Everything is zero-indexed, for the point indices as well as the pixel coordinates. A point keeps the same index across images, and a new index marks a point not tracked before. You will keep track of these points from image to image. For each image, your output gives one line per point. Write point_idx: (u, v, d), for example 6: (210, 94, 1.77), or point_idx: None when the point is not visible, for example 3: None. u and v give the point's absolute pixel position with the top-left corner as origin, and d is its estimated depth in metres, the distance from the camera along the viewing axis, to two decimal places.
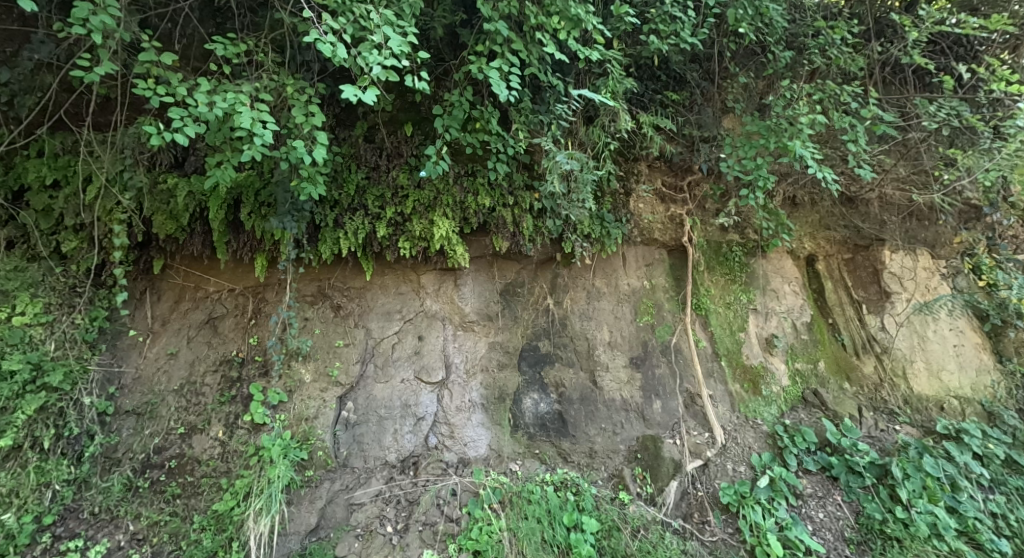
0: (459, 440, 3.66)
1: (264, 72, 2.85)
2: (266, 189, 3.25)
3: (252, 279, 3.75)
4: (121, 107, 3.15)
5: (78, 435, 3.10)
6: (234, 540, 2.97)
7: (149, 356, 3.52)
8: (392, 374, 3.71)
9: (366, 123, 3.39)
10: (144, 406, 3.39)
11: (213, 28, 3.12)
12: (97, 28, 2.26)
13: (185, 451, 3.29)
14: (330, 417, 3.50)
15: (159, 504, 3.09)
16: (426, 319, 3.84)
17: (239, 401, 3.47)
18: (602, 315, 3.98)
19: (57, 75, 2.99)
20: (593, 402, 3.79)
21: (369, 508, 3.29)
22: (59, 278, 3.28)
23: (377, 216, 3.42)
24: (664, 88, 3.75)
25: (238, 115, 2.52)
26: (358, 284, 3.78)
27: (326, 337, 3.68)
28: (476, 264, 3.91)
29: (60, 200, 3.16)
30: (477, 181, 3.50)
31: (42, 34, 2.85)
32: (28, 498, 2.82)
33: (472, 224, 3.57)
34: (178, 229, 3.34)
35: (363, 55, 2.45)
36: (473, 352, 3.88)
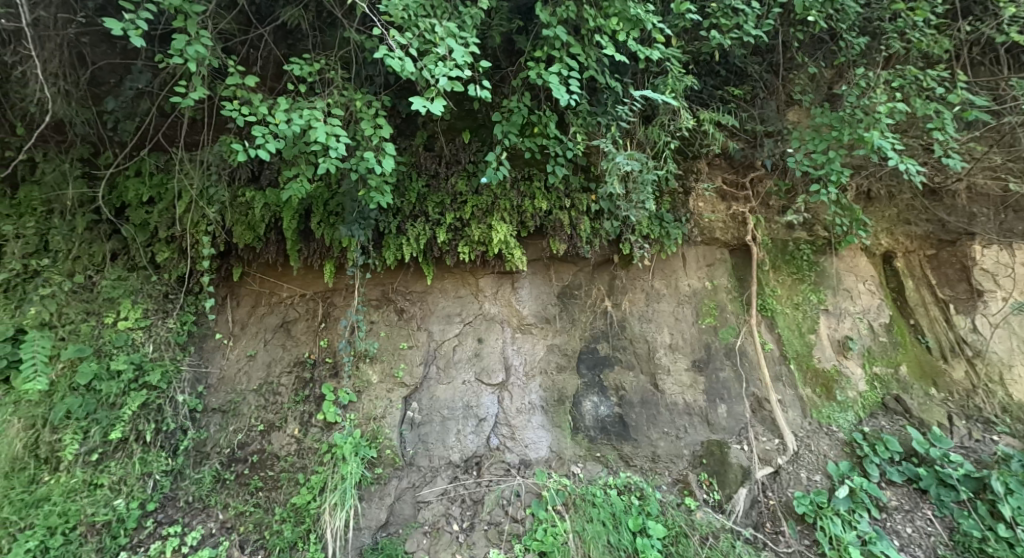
0: (520, 441, 3.71)
1: (334, 88, 3.01)
2: (335, 199, 3.42)
3: (321, 284, 3.94)
4: (207, 128, 3.43)
5: (173, 429, 3.38)
6: (311, 532, 3.12)
7: (231, 357, 3.78)
8: (453, 376, 3.81)
9: (425, 133, 3.51)
10: (228, 404, 3.64)
11: (286, 49, 3.34)
12: (192, 57, 2.49)
13: (265, 447, 3.52)
14: (397, 417, 3.64)
15: (244, 496, 3.31)
16: (485, 321, 3.90)
17: (312, 401, 3.66)
18: (662, 317, 3.90)
19: (154, 102, 3.31)
20: (654, 405, 3.73)
21: (435, 507, 3.40)
22: (154, 285, 3.60)
23: (438, 222, 3.53)
24: (724, 84, 3.65)
25: (314, 130, 2.68)
26: (419, 288, 3.90)
27: (390, 339, 3.81)
28: (533, 267, 3.93)
29: (155, 214, 3.47)
30: (533, 185, 3.54)
31: (142, 65, 3.20)
32: (134, 486, 3.11)
33: (529, 228, 3.60)
34: (256, 238, 3.57)
35: (429, 68, 2.55)
36: (532, 354, 3.91)
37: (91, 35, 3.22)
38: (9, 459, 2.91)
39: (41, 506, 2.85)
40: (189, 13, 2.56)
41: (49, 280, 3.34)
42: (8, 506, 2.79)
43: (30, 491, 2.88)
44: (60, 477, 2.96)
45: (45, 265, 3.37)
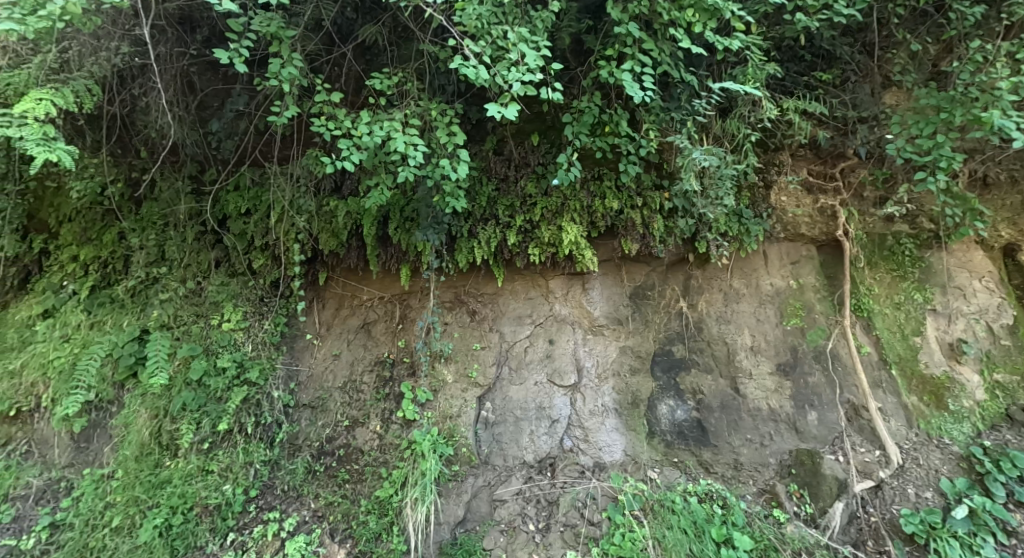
0: (593, 444, 3.69)
1: (410, 99, 3.15)
2: (411, 206, 3.56)
3: (398, 287, 4.05)
4: (296, 143, 3.71)
5: (271, 422, 3.65)
6: (394, 525, 3.27)
7: (319, 356, 4.00)
8: (526, 377, 3.83)
9: (495, 137, 3.59)
10: (316, 400, 3.86)
11: (365, 65, 3.53)
12: (286, 78, 2.77)
13: (350, 441, 3.72)
14: (472, 416, 3.72)
15: (333, 487, 3.52)
16: (556, 323, 3.90)
17: (393, 398, 3.83)
18: (742, 318, 3.69)
19: (251, 122, 3.64)
20: (736, 411, 3.56)
21: (511, 506, 3.46)
22: (251, 290, 3.90)
23: (508, 225, 3.57)
24: (810, 69, 3.42)
25: (394, 140, 2.82)
26: (491, 290, 3.96)
27: (464, 340, 3.91)
28: (604, 267, 3.87)
29: (252, 225, 3.78)
30: (604, 184, 3.49)
31: (240, 89, 3.54)
32: (239, 473, 3.40)
33: (600, 228, 3.56)
34: (339, 245, 3.79)
35: (502, 73, 2.60)
36: (604, 356, 3.85)
37: (198, 65, 3.60)
38: (138, 444, 3.32)
39: (164, 487, 3.22)
40: (282, 39, 2.82)
41: (166, 287, 3.76)
42: (139, 486, 3.19)
43: (155, 474, 3.25)
44: (178, 462, 3.31)
45: (163, 272, 3.80)
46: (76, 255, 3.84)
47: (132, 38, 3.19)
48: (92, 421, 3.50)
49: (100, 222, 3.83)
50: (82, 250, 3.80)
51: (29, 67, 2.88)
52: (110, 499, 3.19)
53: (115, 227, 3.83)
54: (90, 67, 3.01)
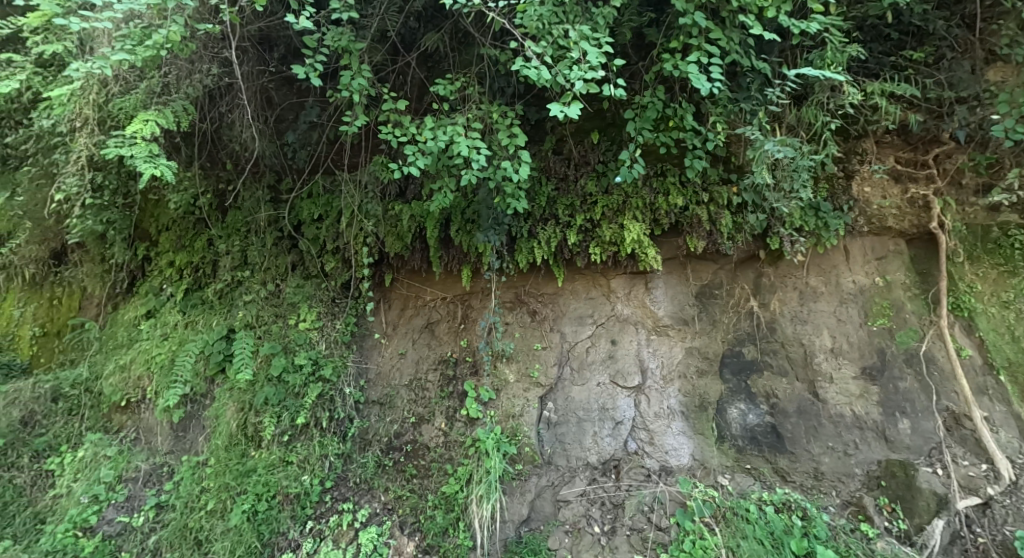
0: (659, 447, 3.60)
1: (472, 103, 3.21)
2: (471, 208, 3.63)
3: (459, 287, 4.13)
4: (364, 150, 3.91)
5: (343, 417, 3.84)
6: (461, 520, 3.36)
7: (386, 354, 4.15)
8: (588, 377, 3.79)
9: (554, 137, 3.58)
10: (384, 397, 4.01)
11: (427, 72, 3.64)
12: (356, 89, 2.93)
13: (416, 438, 3.84)
14: (534, 416, 3.73)
15: (402, 482, 3.65)
16: (618, 323, 3.81)
17: (456, 397, 3.90)
18: (820, 319, 3.47)
19: (323, 133, 3.88)
20: (815, 416, 3.35)
21: (575, 507, 3.46)
22: (324, 291, 4.08)
23: (568, 224, 3.55)
24: (897, 49, 3.17)
25: (458, 144, 2.89)
26: (551, 290, 3.93)
27: (525, 340, 3.91)
28: (668, 266, 3.74)
29: (324, 229, 3.99)
30: (667, 180, 3.39)
31: (314, 101, 3.82)
32: (316, 465, 3.60)
33: (663, 226, 3.45)
34: (404, 247, 3.92)
35: (564, 72, 2.59)
36: (669, 357, 3.73)
37: (277, 81, 3.87)
38: (228, 435, 3.59)
39: (250, 475, 3.46)
40: (352, 52, 2.98)
41: (250, 288, 4.04)
42: (229, 473, 3.46)
43: (243, 463, 3.51)
44: (262, 452, 3.55)
45: (246, 275, 4.08)
46: (172, 261, 4.23)
47: (220, 59, 3.48)
48: (189, 412, 3.83)
49: (192, 230, 4.19)
50: (178, 256, 4.19)
51: (136, 92, 3.19)
52: (205, 484, 3.47)
53: (205, 234, 4.17)
54: (186, 90, 3.30)
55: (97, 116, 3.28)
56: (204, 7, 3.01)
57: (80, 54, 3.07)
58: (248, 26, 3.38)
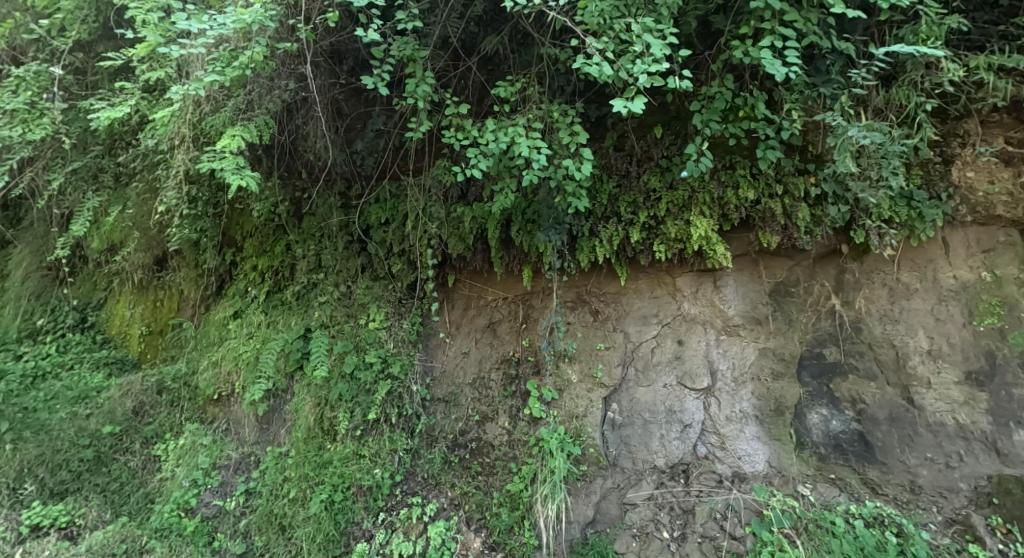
0: (731, 453, 3.44)
1: (532, 103, 3.22)
2: (532, 208, 3.63)
3: (521, 287, 4.14)
4: (427, 155, 4.02)
5: (411, 414, 3.96)
6: (526, 519, 3.40)
7: (450, 353, 4.24)
8: (653, 378, 3.68)
9: (615, 133, 3.52)
10: (449, 395, 4.11)
11: (487, 74, 3.68)
12: (421, 95, 3.02)
13: (481, 435, 3.91)
14: (598, 417, 3.68)
15: (468, 478, 3.74)
16: (685, 323, 3.67)
17: (519, 396, 3.93)
18: (915, 318, 3.17)
19: (390, 139, 4.07)
20: (909, 424, 3.10)
21: (643, 510, 3.41)
22: (391, 292, 4.24)
23: (631, 222, 3.47)
24: (1007, 16, 2.82)
25: (519, 145, 2.91)
26: (613, 289, 3.84)
27: (588, 340, 3.85)
28: (738, 263, 3.55)
29: (391, 233, 4.15)
30: (737, 173, 3.23)
31: (380, 110, 4.02)
32: (386, 459, 3.75)
33: (733, 221, 3.29)
34: (466, 248, 4.00)
35: (627, 67, 2.54)
36: (741, 359, 3.55)
37: (346, 93, 4.09)
38: (306, 429, 3.80)
39: (327, 467, 3.66)
40: (416, 60, 3.09)
41: (324, 290, 4.27)
42: (309, 464, 3.68)
43: (320, 455, 3.71)
44: (338, 446, 3.74)
45: (320, 277, 4.32)
46: (255, 265, 4.55)
47: (297, 75, 3.71)
48: (272, 406, 4.11)
49: (273, 235, 4.49)
50: (260, 260, 4.51)
51: (225, 110, 3.47)
52: (287, 473, 3.71)
53: (284, 239, 4.46)
54: (267, 105, 3.55)
55: (192, 134, 3.60)
56: (283, 27, 3.23)
57: (178, 78, 3.38)
58: (322, 41, 3.58)
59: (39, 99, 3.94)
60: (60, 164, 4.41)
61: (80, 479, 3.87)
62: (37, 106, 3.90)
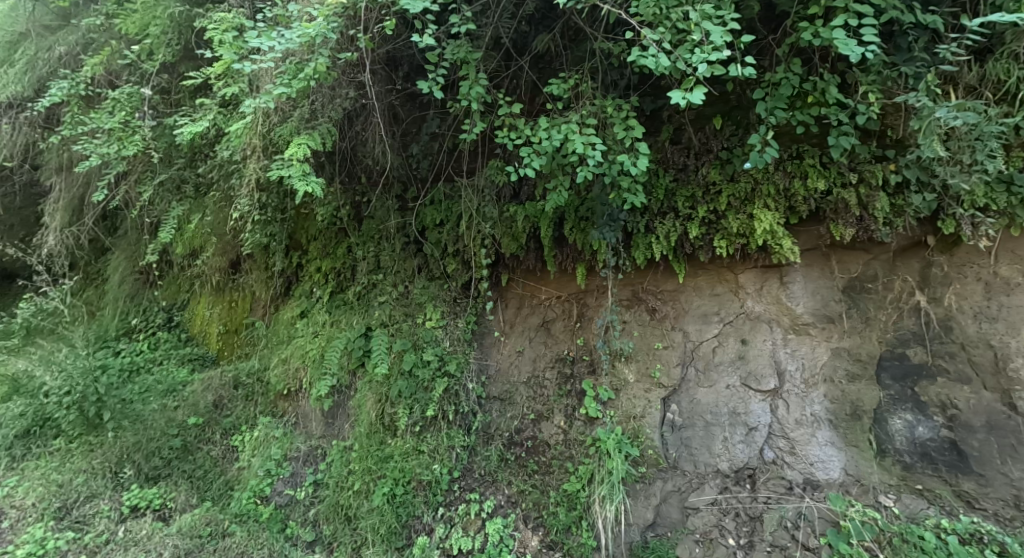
0: (802, 458, 3.27)
1: (585, 99, 3.18)
2: (585, 205, 3.59)
3: (575, 285, 4.10)
4: (480, 156, 4.06)
5: (467, 411, 4.03)
6: (583, 519, 3.38)
7: (504, 352, 4.27)
8: (715, 379, 3.54)
9: (671, 126, 3.41)
10: (505, 393, 4.14)
11: (539, 72, 3.68)
12: (474, 97, 3.07)
13: (536, 434, 3.92)
14: (657, 418, 3.58)
15: (524, 476, 3.76)
16: (749, 321, 3.50)
17: (574, 395, 3.90)
18: (1017, 316, 2.81)
19: (444, 142, 4.16)
20: (1011, 433, 2.78)
21: (706, 515, 3.32)
22: (446, 292, 4.31)
23: (689, 217, 3.36)
24: None
25: (573, 142, 2.88)
26: (671, 287, 3.73)
27: (645, 339, 3.76)
28: (807, 258, 3.35)
29: (445, 234, 4.23)
30: (804, 163, 3.03)
31: (435, 114, 4.12)
32: (444, 455, 3.82)
33: (801, 214, 3.12)
34: (519, 248, 4.03)
35: (684, 57, 2.45)
36: (811, 359, 3.36)
37: (402, 98, 4.19)
38: (368, 424, 3.94)
39: (389, 461, 3.78)
40: (470, 62, 3.14)
41: (383, 290, 4.41)
42: (371, 458, 3.81)
43: (381, 450, 3.84)
44: (398, 441, 3.86)
45: (379, 278, 4.46)
46: (319, 267, 4.78)
47: (357, 83, 3.83)
48: (337, 401, 4.30)
49: (336, 238, 4.70)
50: (323, 263, 4.73)
51: (291, 120, 3.66)
52: (352, 467, 3.86)
53: (345, 242, 4.66)
54: (330, 113, 3.71)
55: (262, 144, 3.83)
56: (344, 38, 3.37)
57: (250, 92, 3.60)
58: (379, 50, 3.70)
59: (132, 118, 4.30)
60: (150, 177, 4.82)
61: (171, 465, 4.20)
62: (130, 124, 4.28)
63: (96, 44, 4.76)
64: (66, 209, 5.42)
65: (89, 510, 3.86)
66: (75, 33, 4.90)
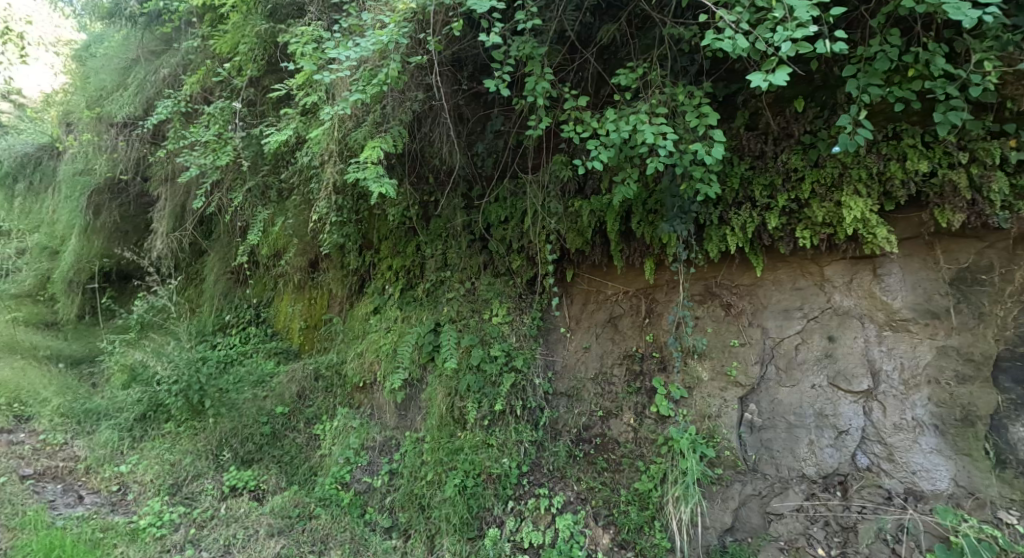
0: (902, 466, 3.00)
1: (654, 88, 3.08)
2: (654, 198, 3.49)
3: (643, 281, 4.00)
4: (545, 152, 4.05)
5: (535, 406, 4.05)
6: (656, 520, 3.33)
7: (570, 348, 4.24)
8: (798, 378, 3.33)
9: (747, 111, 3.24)
10: (572, 389, 4.12)
11: (605, 64, 3.61)
12: (541, 92, 3.06)
13: (606, 431, 3.88)
14: (734, 418, 3.43)
15: (593, 474, 3.74)
16: (837, 317, 3.26)
17: (644, 393, 3.81)
18: None
19: (509, 139, 4.20)
20: None
21: (791, 522, 3.16)
22: (511, 288, 4.35)
23: (767, 207, 3.17)
24: None
25: (642, 132, 2.80)
26: (747, 281, 3.54)
27: (719, 336, 3.59)
28: (905, 247, 3.05)
29: (510, 230, 4.26)
30: (903, 143, 2.76)
31: (499, 111, 4.19)
32: (513, 449, 3.86)
33: (899, 199, 2.84)
34: (585, 242, 3.99)
35: (765, 37, 2.31)
36: (912, 359, 3.06)
37: (467, 97, 4.27)
38: (439, 417, 4.05)
39: (459, 453, 3.87)
40: (535, 57, 3.14)
41: (451, 287, 4.50)
42: (443, 450, 3.92)
43: (452, 442, 3.94)
44: (467, 434, 3.94)
45: (446, 275, 4.56)
46: (391, 265, 4.99)
47: (424, 85, 3.95)
48: (409, 394, 4.46)
49: (405, 238, 4.88)
50: (394, 261, 4.93)
51: (365, 125, 3.83)
52: (424, 457, 4.00)
53: (414, 240, 4.82)
54: (400, 116, 3.84)
55: (339, 149, 4.03)
56: (413, 42, 3.48)
57: (327, 100, 3.80)
58: (446, 51, 3.77)
59: (224, 130, 4.68)
60: (240, 183, 5.21)
61: (263, 450, 4.55)
62: (223, 136, 4.66)
63: (194, 64, 5.21)
64: (171, 215, 5.99)
65: (195, 488, 4.24)
66: (176, 55, 5.39)
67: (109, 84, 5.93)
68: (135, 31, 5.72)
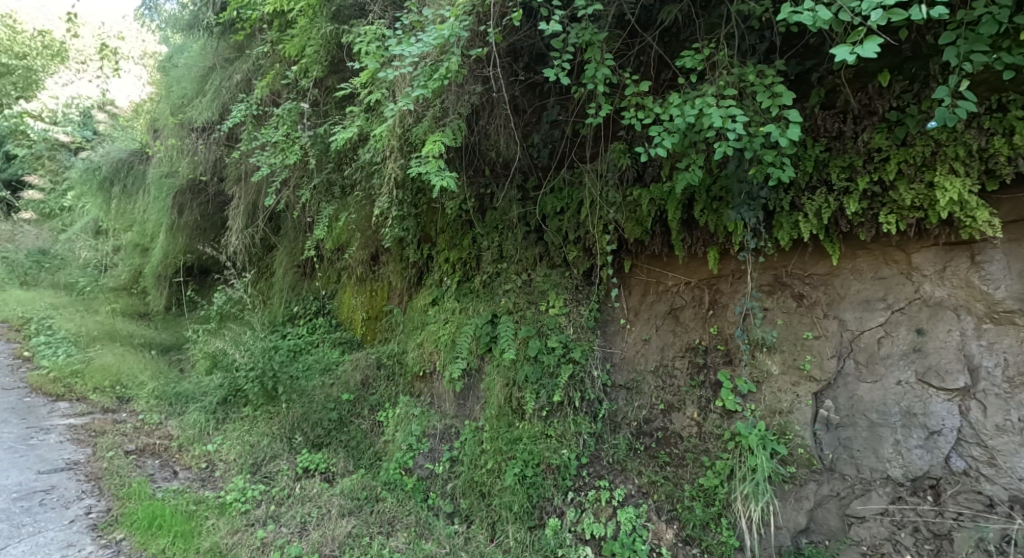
0: (1007, 472, 2.70)
1: (721, 69, 2.93)
2: (719, 184, 3.34)
3: (706, 270, 3.86)
4: (603, 140, 3.98)
5: (594, 398, 4.01)
6: (723, 516, 3.26)
7: (629, 340, 4.17)
8: (881, 374, 3.11)
9: (824, 89, 3.03)
10: (631, 382, 4.05)
11: (666, 48, 3.50)
12: (601, 78, 2.99)
13: (667, 425, 3.79)
14: (808, 414, 3.26)
15: (655, 467, 3.67)
16: (926, 308, 3.00)
17: (709, 387, 3.68)
18: None
19: (565, 128, 4.15)
20: None
21: (874, 527, 3.02)
22: (567, 279, 4.31)
23: (846, 191, 2.96)
24: None
25: (709, 115, 2.67)
26: (822, 270, 3.33)
27: (791, 328, 3.41)
28: (1011, 231, 2.76)
29: (567, 221, 4.23)
30: (1010, 116, 2.48)
31: (555, 101, 4.14)
32: (572, 441, 3.84)
33: (1003, 178, 2.58)
34: (644, 232, 3.90)
35: (850, 6, 2.14)
36: (1019, 353, 2.72)
37: (523, 88, 4.24)
38: (498, 406, 4.11)
39: (519, 443, 3.90)
40: (595, 43, 3.07)
41: (507, 278, 4.52)
42: (502, 439, 3.97)
43: (511, 432, 3.98)
44: (526, 424, 3.97)
45: (502, 267, 4.60)
46: (447, 258, 5.08)
47: (482, 78, 3.96)
48: (467, 384, 4.54)
49: (461, 231, 4.96)
50: (451, 254, 5.02)
51: (425, 120, 3.90)
52: (484, 446, 4.07)
53: (471, 233, 4.89)
54: (458, 110, 3.88)
55: (400, 144, 4.12)
56: (472, 34, 3.49)
57: (389, 97, 3.90)
58: (504, 42, 3.76)
59: (292, 130, 4.92)
60: (307, 181, 5.47)
61: (331, 435, 4.80)
62: (291, 136, 4.89)
63: (264, 69, 5.50)
64: (245, 213, 6.38)
65: (273, 468, 4.52)
66: (247, 61, 5.71)
67: (189, 92, 6.37)
68: (211, 41, 6.10)
